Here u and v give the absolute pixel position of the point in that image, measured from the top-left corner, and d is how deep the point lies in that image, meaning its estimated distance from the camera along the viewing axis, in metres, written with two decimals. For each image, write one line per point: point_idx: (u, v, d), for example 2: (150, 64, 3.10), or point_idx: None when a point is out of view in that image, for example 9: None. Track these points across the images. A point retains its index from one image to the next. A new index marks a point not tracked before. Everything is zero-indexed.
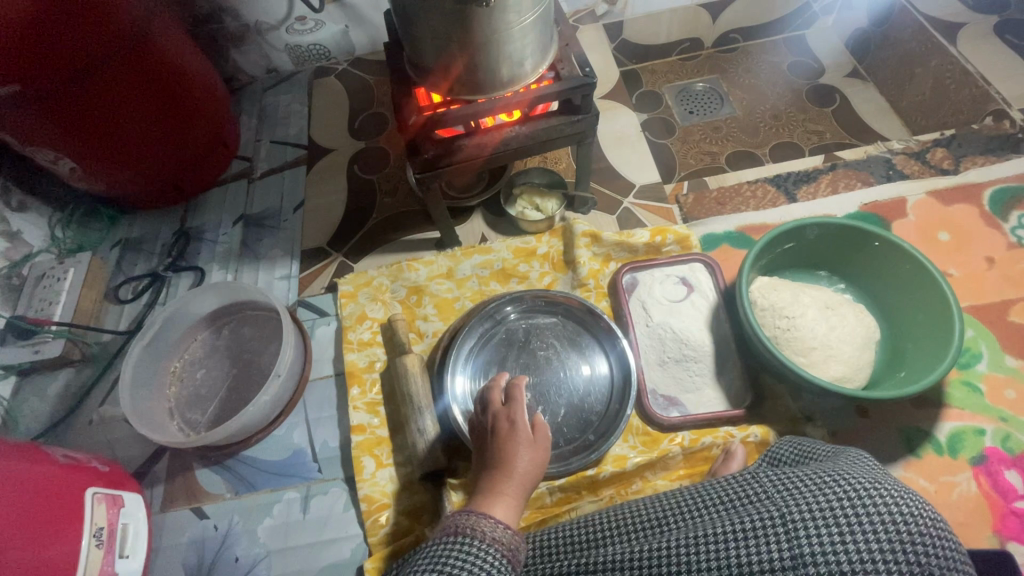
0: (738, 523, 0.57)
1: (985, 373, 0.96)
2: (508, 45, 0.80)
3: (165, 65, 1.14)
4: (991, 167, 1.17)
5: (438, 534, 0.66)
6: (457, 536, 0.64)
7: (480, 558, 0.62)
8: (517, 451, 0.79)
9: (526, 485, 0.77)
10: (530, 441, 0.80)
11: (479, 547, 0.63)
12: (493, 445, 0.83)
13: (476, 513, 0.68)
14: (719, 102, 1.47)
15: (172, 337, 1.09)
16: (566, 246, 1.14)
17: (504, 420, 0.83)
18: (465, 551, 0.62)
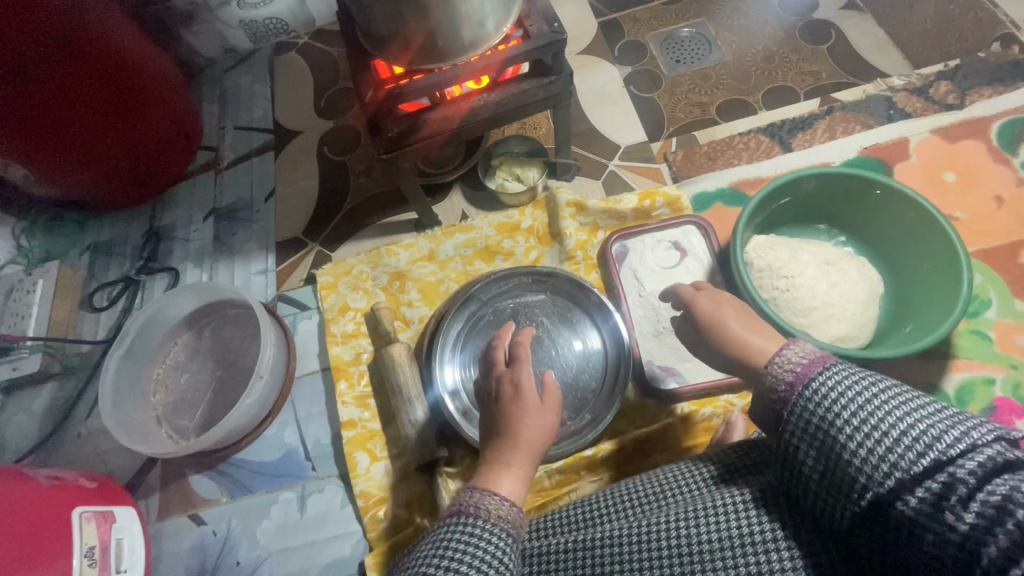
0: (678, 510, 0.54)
1: (994, 320, 0.92)
2: (465, 4, 0.73)
3: (103, 51, 1.06)
4: (998, 98, 1.10)
5: (442, 519, 0.59)
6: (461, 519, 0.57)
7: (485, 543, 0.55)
8: (523, 417, 0.70)
9: (533, 456, 0.69)
10: (538, 406, 0.71)
11: (484, 531, 0.56)
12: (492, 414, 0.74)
13: (480, 490, 0.61)
14: (707, 48, 1.33)
15: (151, 343, 1.06)
16: (551, 217, 1.08)
17: (508, 384, 0.74)
18: (470, 537, 0.55)
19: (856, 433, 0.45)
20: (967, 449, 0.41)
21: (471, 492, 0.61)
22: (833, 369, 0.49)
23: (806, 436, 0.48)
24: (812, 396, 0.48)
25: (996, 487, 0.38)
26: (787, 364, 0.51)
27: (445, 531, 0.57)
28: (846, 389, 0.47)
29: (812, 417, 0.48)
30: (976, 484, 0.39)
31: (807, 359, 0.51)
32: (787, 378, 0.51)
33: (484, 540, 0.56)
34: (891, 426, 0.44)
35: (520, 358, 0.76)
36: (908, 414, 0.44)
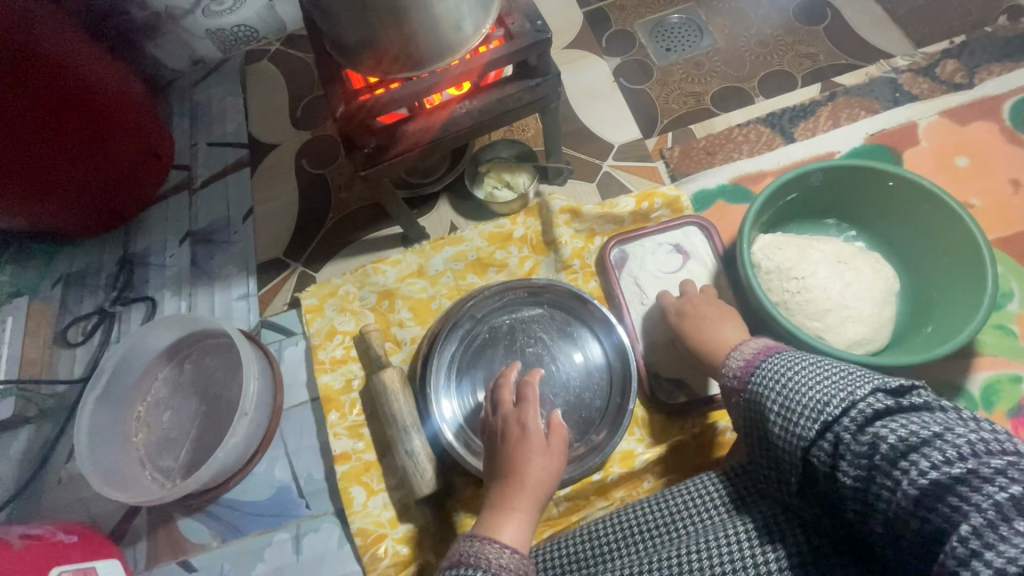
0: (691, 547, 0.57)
1: (1017, 314, 0.87)
2: (440, 5, 0.67)
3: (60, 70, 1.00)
4: (1009, 75, 1.05)
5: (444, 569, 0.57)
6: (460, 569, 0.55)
7: None
8: (527, 460, 0.67)
9: (539, 499, 0.66)
10: (544, 447, 0.68)
11: None
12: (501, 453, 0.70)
13: (479, 538, 0.59)
14: (698, 34, 1.26)
15: (130, 380, 1.00)
16: (544, 225, 1.02)
17: (513, 425, 0.70)
18: None
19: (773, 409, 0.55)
20: (854, 405, 0.50)
21: (472, 540, 0.59)
22: (761, 366, 0.60)
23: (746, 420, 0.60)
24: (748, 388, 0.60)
25: (867, 435, 0.48)
26: (734, 366, 0.63)
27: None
28: (767, 377, 0.58)
29: (748, 403, 0.59)
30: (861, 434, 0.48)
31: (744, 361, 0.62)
32: (734, 382, 0.62)
33: None
34: (797, 399, 0.53)
35: (529, 395, 0.72)
36: (810, 386, 0.53)
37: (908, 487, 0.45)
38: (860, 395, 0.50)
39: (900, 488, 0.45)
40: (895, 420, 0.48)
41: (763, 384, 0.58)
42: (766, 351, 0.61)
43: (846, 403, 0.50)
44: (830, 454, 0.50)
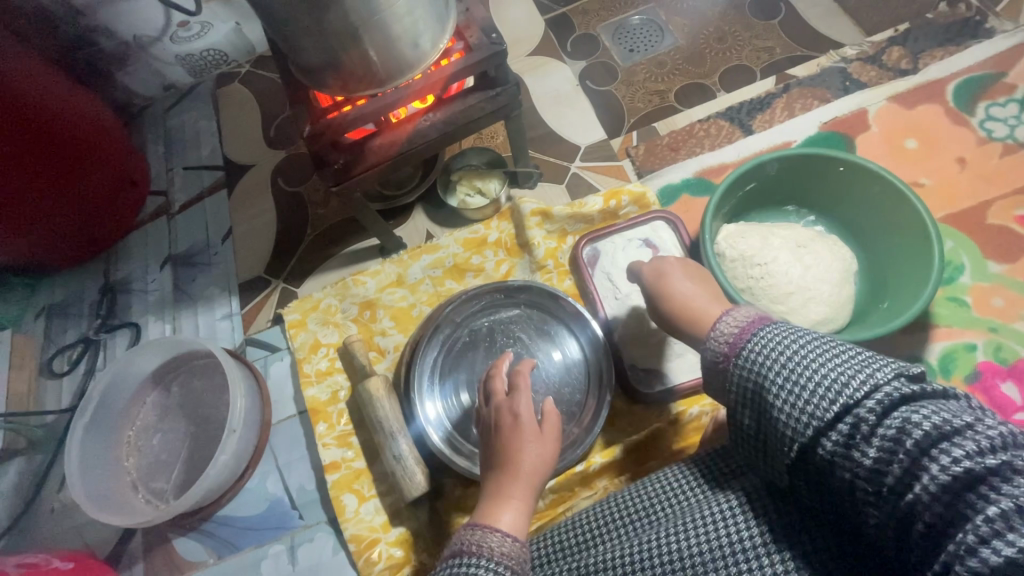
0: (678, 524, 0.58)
1: (969, 285, 0.91)
2: (397, 26, 0.69)
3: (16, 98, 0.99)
4: (951, 59, 1.09)
5: (443, 558, 0.57)
6: (464, 558, 0.55)
7: None
8: (521, 448, 0.68)
9: (535, 484, 0.67)
10: (536, 434, 0.69)
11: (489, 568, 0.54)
12: (493, 444, 0.71)
13: (481, 528, 0.59)
14: (659, 34, 1.30)
15: (118, 406, 1.01)
16: (517, 228, 1.05)
17: (506, 415, 0.71)
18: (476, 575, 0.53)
19: (783, 387, 0.51)
20: (877, 389, 0.46)
21: (472, 530, 0.59)
22: (759, 336, 0.55)
23: (742, 396, 0.55)
24: (744, 358, 0.55)
25: (894, 420, 0.45)
26: (725, 334, 0.58)
27: (450, 575, 0.54)
28: (771, 350, 0.53)
29: (746, 376, 0.54)
30: (886, 422, 0.45)
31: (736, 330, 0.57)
32: (724, 348, 0.57)
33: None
34: (815, 378, 0.49)
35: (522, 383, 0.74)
36: (828, 364, 0.49)
37: (931, 478, 0.43)
38: (886, 380, 0.47)
39: (923, 477, 0.43)
40: (920, 406, 0.45)
41: (766, 357, 0.53)
42: (761, 319, 0.56)
43: (870, 386, 0.47)
44: (849, 438, 0.47)
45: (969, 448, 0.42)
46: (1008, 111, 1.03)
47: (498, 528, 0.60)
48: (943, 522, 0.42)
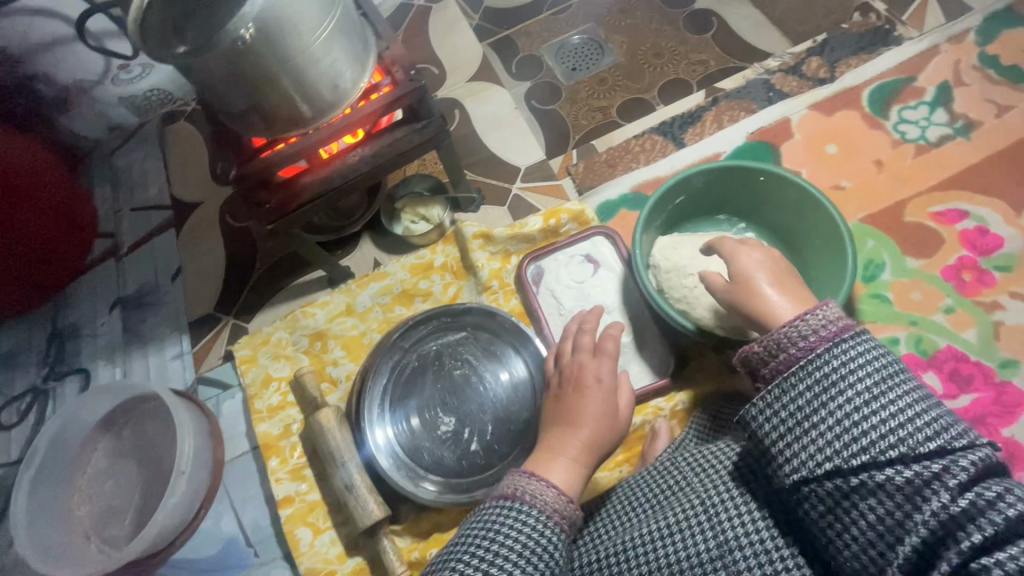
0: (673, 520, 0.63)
1: (890, 281, 0.96)
2: (313, 70, 0.72)
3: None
4: (865, 66, 1.15)
5: (492, 498, 0.63)
6: (511, 502, 0.62)
7: (532, 525, 0.59)
8: (587, 410, 0.75)
9: (595, 449, 0.73)
10: (605, 401, 0.77)
11: (534, 517, 0.60)
12: (556, 408, 0.79)
13: (529, 475, 0.65)
14: (600, 52, 1.35)
15: (68, 454, 1.00)
16: (462, 251, 1.08)
17: (590, 377, 0.79)
18: (520, 519, 0.60)
19: (873, 406, 0.51)
20: (963, 449, 0.49)
21: (520, 475, 0.65)
22: (860, 345, 0.55)
23: (802, 412, 0.54)
24: (838, 362, 0.54)
25: (970, 489, 0.47)
26: (806, 331, 0.57)
27: (498, 513, 0.61)
28: (865, 366, 0.53)
29: (835, 381, 0.53)
30: (968, 480, 0.48)
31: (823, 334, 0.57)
32: (811, 339, 0.56)
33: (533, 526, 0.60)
34: (910, 413, 0.50)
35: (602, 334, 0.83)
36: (924, 407, 0.51)
37: (1001, 542, 0.45)
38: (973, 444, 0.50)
39: (986, 529, 0.45)
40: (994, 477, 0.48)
41: (860, 373, 0.53)
42: (860, 334, 0.56)
43: (962, 443, 0.49)
44: (929, 477, 0.48)
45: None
46: (920, 113, 1.09)
47: (545, 478, 0.65)
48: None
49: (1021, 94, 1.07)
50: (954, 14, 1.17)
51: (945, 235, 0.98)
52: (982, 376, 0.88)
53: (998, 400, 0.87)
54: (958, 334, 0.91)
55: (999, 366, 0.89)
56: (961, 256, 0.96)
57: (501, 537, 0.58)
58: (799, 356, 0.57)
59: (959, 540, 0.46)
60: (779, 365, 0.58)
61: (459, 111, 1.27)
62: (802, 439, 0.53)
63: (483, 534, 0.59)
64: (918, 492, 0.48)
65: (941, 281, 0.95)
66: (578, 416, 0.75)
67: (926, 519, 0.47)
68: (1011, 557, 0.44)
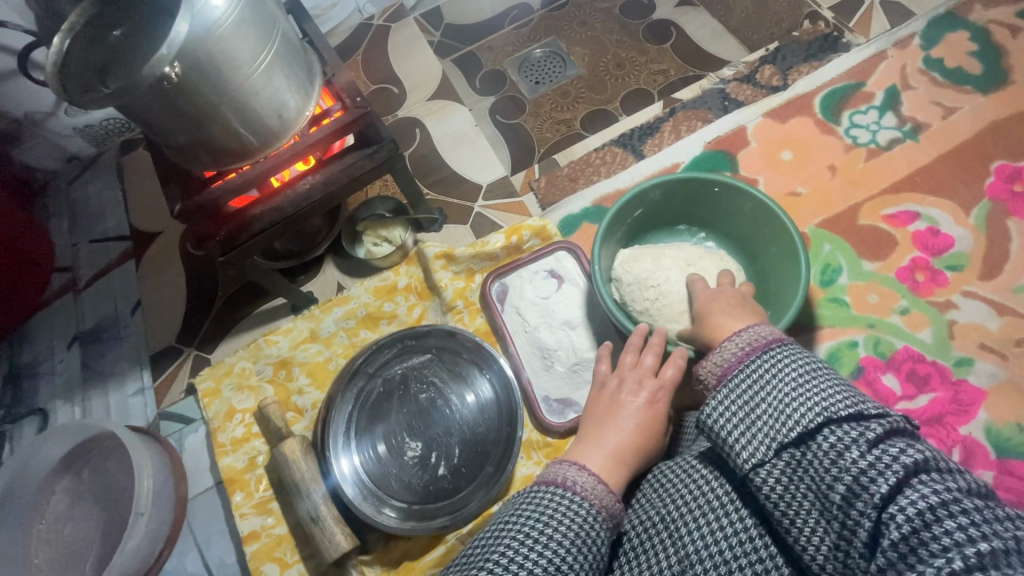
0: (649, 530, 0.65)
1: (847, 284, 0.97)
2: (254, 101, 0.71)
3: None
4: (816, 72, 1.17)
5: (539, 484, 0.65)
6: (556, 488, 0.64)
7: (575, 512, 0.61)
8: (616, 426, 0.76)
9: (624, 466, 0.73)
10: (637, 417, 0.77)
11: (576, 503, 0.62)
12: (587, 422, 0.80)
13: (575, 467, 0.67)
14: (562, 64, 1.36)
15: (25, 499, 0.97)
16: (425, 272, 1.07)
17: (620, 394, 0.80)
18: (563, 505, 0.62)
19: (786, 395, 0.57)
20: (874, 416, 0.53)
21: (567, 465, 0.67)
22: (780, 346, 0.62)
23: (733, 411, 0.59)
24: (760, 361, 0.61)
25: (877, 453, 0.51)
26: (733, 346, 0.65)
27: (547, 496, 0.63)
28: (784, 360, 0.60)
29: (758, 374, 0.60)
30: (879, 442, 0.51)
31: (749, 345, 0.64)
32: (731, 354, 0.65)
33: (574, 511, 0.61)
34: (824, 389, 0.55)
35: (652, 340, 0.82)
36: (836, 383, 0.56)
37: (904, 490, 0.48)
38: (885, 411, 0.54)
39: (890, 481, 0.49)
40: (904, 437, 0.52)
41: (779, 364, 0.59)
42: (771, 342, 0.63)
43: (873, 410, 0.53)
44: (843, 442, 0.52)
45: (947, 476, 0.49)
46: (870, 117, 1.11)
47: (586, 467, 0.68)
48: (900, 527, 0.47)
49: (965, 95, 1.10)
50: (900, 19, 1.20)
51: (898, 237, 1.00)
52: (939, 375, 0.90)
53: (955, 398, 0.88)
54: (914, 334, 0.93)
55: (955, 365, 0.90)
56: (914, 257, 0.98)
57: (546, 520, 0.60)
58: (729, 364, 0.64)
59: (871, 496, 0.49)
60: (718, 374, 0.65)
61: (420, 130, 1.27)
62: (738, 424, 0.58)
63: (535, 517, 0.60)
64: (836, 457, 0.52)
65: (896, 283, 0.97)
66: (611, 425, 0.76)
67: (844, 482, 0.51)
68: (913, 504, 0.47)
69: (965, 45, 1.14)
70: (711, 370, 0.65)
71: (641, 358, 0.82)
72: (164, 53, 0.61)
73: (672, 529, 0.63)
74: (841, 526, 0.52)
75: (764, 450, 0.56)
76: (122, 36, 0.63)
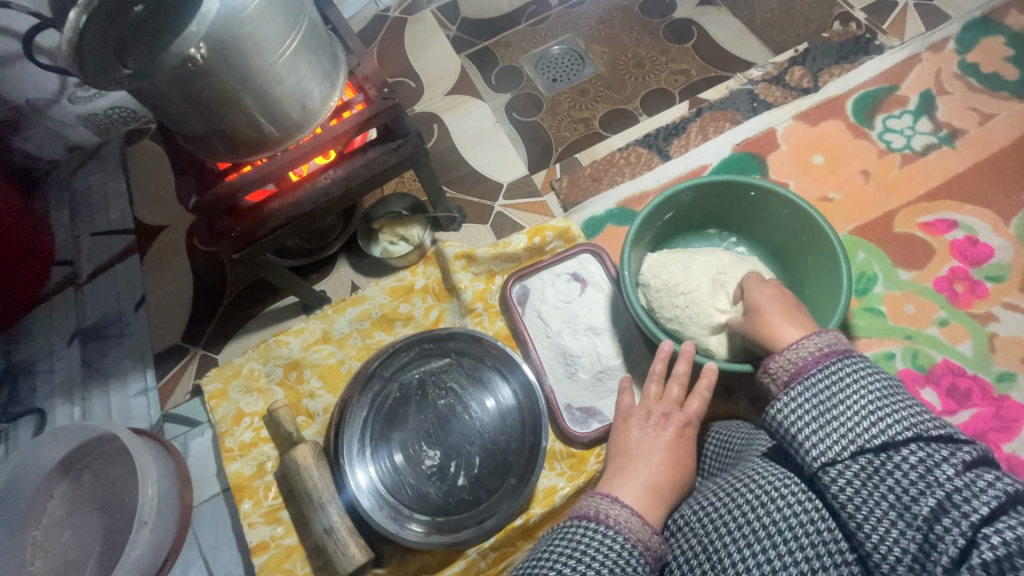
0: (700, 545, 0.61)
1: (883, 294, 0.94)
2: (277, 88, 0.67)
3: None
4: (848, 75, 1.14)
5: (570, 517, 0.64)
6: (587, 521, 0.62)
7: (609, 548, 0.59)
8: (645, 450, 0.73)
9: (664, 496, 0.68)
10: (672, 442, 0.74)
11: (610, 537, 0.60)
12: (613, 448, 0.77)
13: (604, 496, 0.66)
14: (580, 62, 1.32)
15: (20, 505, 0.92)
16: (443, 272, 1.03)
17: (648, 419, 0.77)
18: (596, 540, 0.60)
19: (876, 404, 0.55)
20: (963, 441, 0.52)
21: (599, 497, 0.66)
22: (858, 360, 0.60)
23: (811, 410, 0.57)
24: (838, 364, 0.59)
25: (967, 478, 0.49)
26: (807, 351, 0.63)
27: (575, 532, 0.61)
28: (867, 370, 0.57)
29: (837, 374, 0.58)
30: (969, 464, 0.50)
31: (828, 348, 0.62)
32: (808, 348, 0.63)
33: (608, 547, 0.60)
34: (912, 408, 0.54)
35: (677, 370, 0.79)
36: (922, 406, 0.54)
37: (999, 515, 0.46)
38: (973, 440, 0.53)
39: (990, 504, 0.46)
40: (991, 468, 0.51)
41: (864, 374, 0.57)
42: (852, 349, 0.61)
43: (963, 436, 0.52)
44: (931, 458, 0.50)
45: None
46: (904, 122, 1.08)
47: (620, 501, 0.66)
48: (993, 547, 0.45)
49: (1002, 102, 1.07)
50: (933, 23, 1.17)
51: (935, 245, 0.97)
52: (980, 391, 0.87)
53: (998, 414, 0.85)
54: (954, 347, 0.90)
55: (997, 380, 0.87)
56: (953, 267, 0.95)
57: (578, 556, 0.58)
58: (805, 361, 0.62)
59: (965, 515, 0.47)
60: (791, 371, 0.63)
61: (437, 126, 1.23)
62: (813, 422, 0.56)
63: (570, 551, 0.59)
64: (924, 471, 0.50)
65: (934, 294, 0.94)
66: (638, 447, 0.74)
67: (932, 495, 0.49)
68: (1010, 529, 0.45)
69: (1001, 50, 1.12)
70: (784, 366, 0.63)
71: (667, 389, 0.79)
72: (188, 31, 0.57)
73: (718, 545, 0.59)
74: (918, 537, 0.48)
75: (837, 450, 0.54)
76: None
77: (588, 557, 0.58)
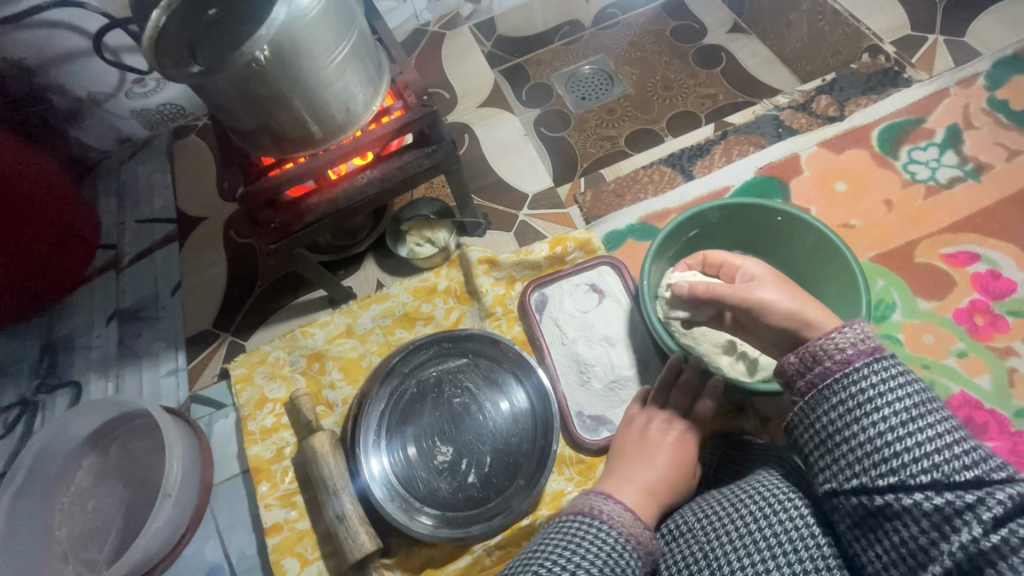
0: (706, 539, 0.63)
1: (901, 322, 0.95)
2: (324, 91, 0.72)
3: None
4: (875, 105, 1.15)
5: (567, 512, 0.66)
6: (583, 516, 0.65)
7: (601, 544, 0.61)
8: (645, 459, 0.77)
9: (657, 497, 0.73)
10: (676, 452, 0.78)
11: (602, 533, 0.62)
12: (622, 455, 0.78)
13: (600, 496, 0.68)
14: (609, 83, 1.38)
15: (51, 471, 0.97)
16: (466, 276, 1.07)
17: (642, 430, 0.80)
18: (589, 535, 0.62)
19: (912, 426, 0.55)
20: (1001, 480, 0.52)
21: (596, 496, 0.68)
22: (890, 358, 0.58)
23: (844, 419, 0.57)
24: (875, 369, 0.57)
25: (996, 514, 0.50)
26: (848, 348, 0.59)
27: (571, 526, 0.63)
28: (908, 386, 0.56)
29: (878, 387, 0.57)
30: (1005, 505, 0.50)
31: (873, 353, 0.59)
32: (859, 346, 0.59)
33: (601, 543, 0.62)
34: (948, 434, 0.54)
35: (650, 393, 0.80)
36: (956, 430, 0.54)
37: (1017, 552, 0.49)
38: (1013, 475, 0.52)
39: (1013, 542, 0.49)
40: None
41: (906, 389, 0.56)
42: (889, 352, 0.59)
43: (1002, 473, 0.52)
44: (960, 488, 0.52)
45: None
46: (929, 154, 1.09)
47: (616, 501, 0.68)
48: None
49: None
50: (963, 59, 1.18)
51: (956, 277, 0.97)
52: (996, 425, 0.86)
53: (1015, 450, 0.84)
54: (972, 379, 0.90)
55: (1014, 415, 0.87)
56: (973, 300, 0.95)
57: (572, 551, 0.60)
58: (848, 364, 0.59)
59: (984, 548, 0.49)
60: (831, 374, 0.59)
61: (468, 135, 1.28)
62: (842, 432, 0.57)
63: (565, 545, 0.61)
64: (950, 500, 0.52)
65: (953, 325, 0.94)
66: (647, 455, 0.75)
67: (955, 524, 0.51)
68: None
69: None
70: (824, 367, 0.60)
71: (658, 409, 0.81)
72: (257, 35, 0.62)
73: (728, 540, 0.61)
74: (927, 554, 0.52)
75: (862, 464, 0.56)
76: (213, 15, 0.64)
77: (581, 552, 0.60)
